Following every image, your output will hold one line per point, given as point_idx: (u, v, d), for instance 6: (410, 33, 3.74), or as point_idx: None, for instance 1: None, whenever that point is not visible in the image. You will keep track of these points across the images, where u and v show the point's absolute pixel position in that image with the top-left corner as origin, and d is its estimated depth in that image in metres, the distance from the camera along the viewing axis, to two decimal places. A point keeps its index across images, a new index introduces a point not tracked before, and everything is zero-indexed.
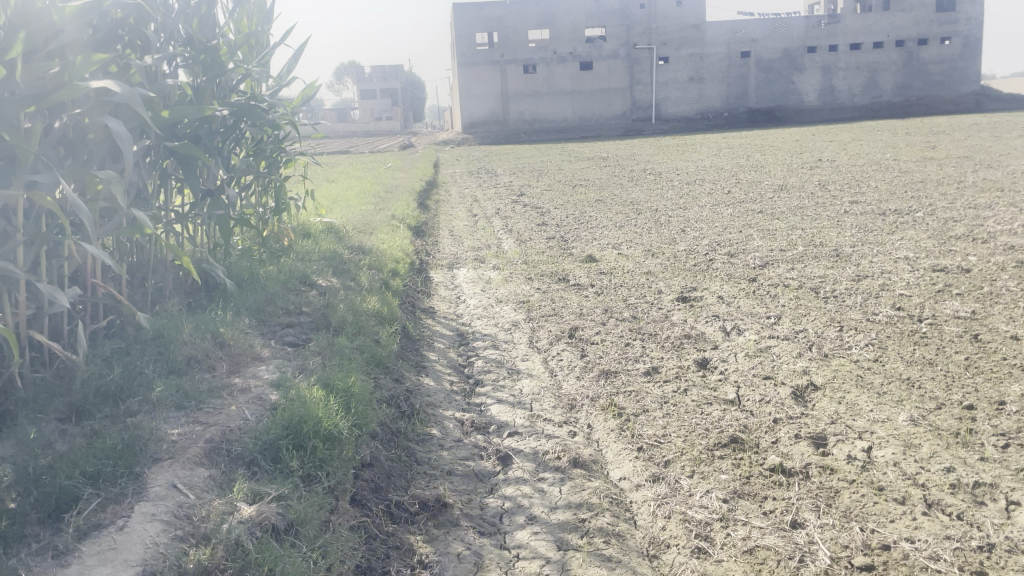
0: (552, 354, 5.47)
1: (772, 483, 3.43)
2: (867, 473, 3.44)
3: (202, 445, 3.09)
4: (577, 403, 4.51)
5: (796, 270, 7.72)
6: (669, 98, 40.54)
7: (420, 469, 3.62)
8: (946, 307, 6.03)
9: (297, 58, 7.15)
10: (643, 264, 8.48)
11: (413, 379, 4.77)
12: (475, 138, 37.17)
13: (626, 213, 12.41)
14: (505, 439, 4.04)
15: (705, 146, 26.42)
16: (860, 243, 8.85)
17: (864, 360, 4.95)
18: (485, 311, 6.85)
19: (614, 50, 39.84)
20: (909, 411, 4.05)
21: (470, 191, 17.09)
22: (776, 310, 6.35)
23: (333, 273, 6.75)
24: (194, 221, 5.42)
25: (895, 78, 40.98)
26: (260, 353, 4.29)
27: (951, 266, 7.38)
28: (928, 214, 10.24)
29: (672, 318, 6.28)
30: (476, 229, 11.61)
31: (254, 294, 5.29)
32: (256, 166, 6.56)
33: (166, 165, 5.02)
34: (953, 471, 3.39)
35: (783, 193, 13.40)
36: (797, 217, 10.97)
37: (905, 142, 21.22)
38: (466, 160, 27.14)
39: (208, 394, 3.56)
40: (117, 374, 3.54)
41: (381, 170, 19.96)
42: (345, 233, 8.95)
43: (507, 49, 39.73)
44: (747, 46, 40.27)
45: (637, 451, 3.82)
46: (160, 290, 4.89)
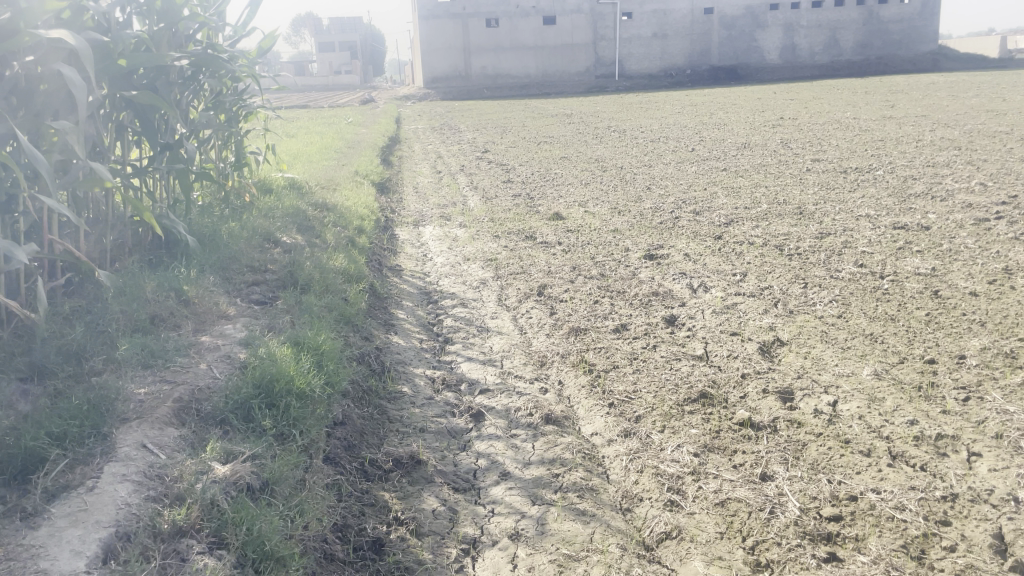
0: (522, 311, 5.46)
1: (741, 437, 3.49)
2: (833, 427, 3.51)
3: (172, 405, 3.03)
4: (547, 360, 4.53)
5: (760, 228, 7.79)
6: (632, 55, 40.30)
7: (393, 427, 3.60)
8: (907, 264, 6.14)
9: (256, 7, 6.91)
10: (610, 222, 8.48)
11: (382, 338, 4.73)
12: (437, 93, 36.63)
13: (591, 170, 12.37)
14: (477, 396, 4.04)
15: (669, 104, 26.39)
16: (822, 201, 8.96)
17: (828, 316, 5.03)
18: (453, 268, 6.81)
19: (578, 5, 39.42)
20: (873, 365, 4.14)
21: (434, 147, 16.91)
22: (742, 267, 6.41)
23: (297, 230, 6.64)
24: (153, 176, 5.25)
25: (857, 36, 41.17)
26: (226, 311, 4.21)
27: (911, 223, 7.50)
28: (888, 172, 10.38)
29: (640, 276, 6.30)
30: (441, 186, 11.50)
31: (218, 251, 5.18)
32: (216, 119, 6.36)
33: (123, 116, 4.84)
34: (917, 424, 3.47)
35: (745, 151, 13.48)
36: (761, 174, 11.06)
37: (865, 101, 21.43)
38: (428, 116, 26.81)
39: (175, 352, 3.48)
40: (79, 333, 3.44)
41: (342, 125, 19.64)
42: (308, 189, 8.79)
43: (469, 3, 39.10)
44: (711, 2, 40.06)
45: (609, 406, 3.85)
46: (119, 245, 4.76)
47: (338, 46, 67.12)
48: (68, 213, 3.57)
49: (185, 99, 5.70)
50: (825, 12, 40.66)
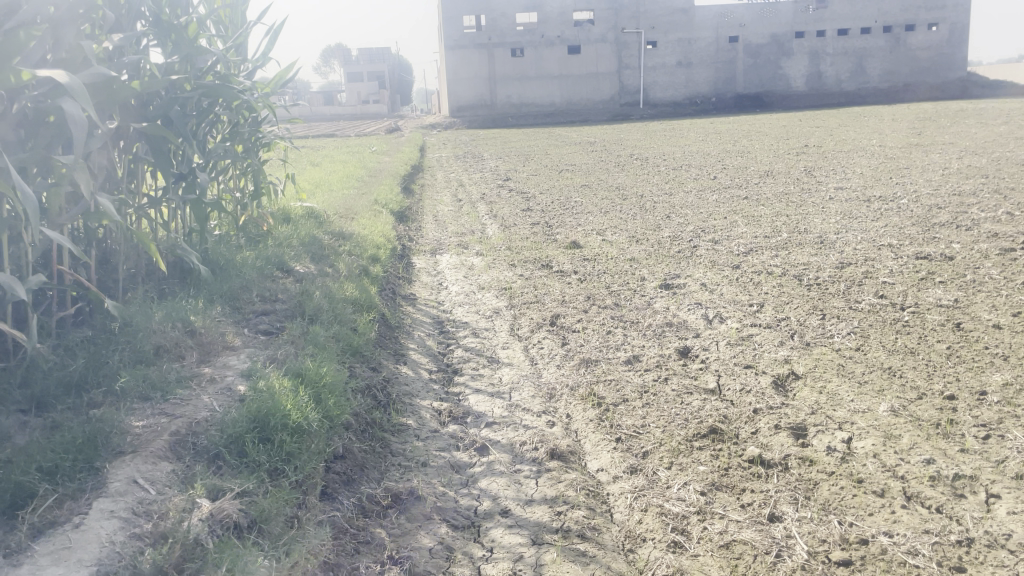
0: (533, 342, 5.41)
1: (750, 475, 3.39)
2: (846, 465, 3.41)
3: (167, 438, 3.01)
4: (556, 393, 4.46)
5: (780, 257, 7.69)
6: (657, 83, 40.43)
7: (395, 460, 3.56)
8: (929, 295, 6.01)
9: (275, 40, 7.00)
10: (627, 251, 8.42)
11: (390, 369, 4.69)
12: (461, 122, 36.93)
13: (611, 199, 12.33)
14: (482, 429, 3.98)
15: (694, 132, 26.40)
16: (843, 230, 8.84)
17: (845, 348, 4.92)
18: (467, 297, 6.79)
19: (602, 34, 39.68)
20: (890, 401, 4.02)
21: (456, 175, 17.00)
22: (759, 297, 6.31)
23: (311, 259, 6.66)
24: (166, 206, 5.32)
25: (883, 64, 40.95)
26: (231, 342, 4.20)
27: (935, 253, 7.36)
28: (913, 201, 10.24)
29: (655, 306, 6.23)
30: (460, 214, 11.53)
31: (229, 280, 5.19)
32: (232, 149, 6.42)
33: (135, 147, 4.90)
34: (933, 463, 3.35)
35: (767, 179, 13.37)
36: (782, 203, 10.95)
37: (891, 128, 21.26)
38: (453, 145, 26.98)
39: (177, 385, 3.48)
40: (81, 364, 3.45)
41: (366, 154, 19.82)
42: (326, 218, 8.85)
43: (495, 32, 39.53)
44: (736, 31, 40.18)
45: (616, 441, 3.78)
46: (132, 275, 4.81)
47: (365, 76, 68.12)
48: (68, 246, 3.62)
49: (200, 130, 5.77)
50: (851, 39, 40.54)
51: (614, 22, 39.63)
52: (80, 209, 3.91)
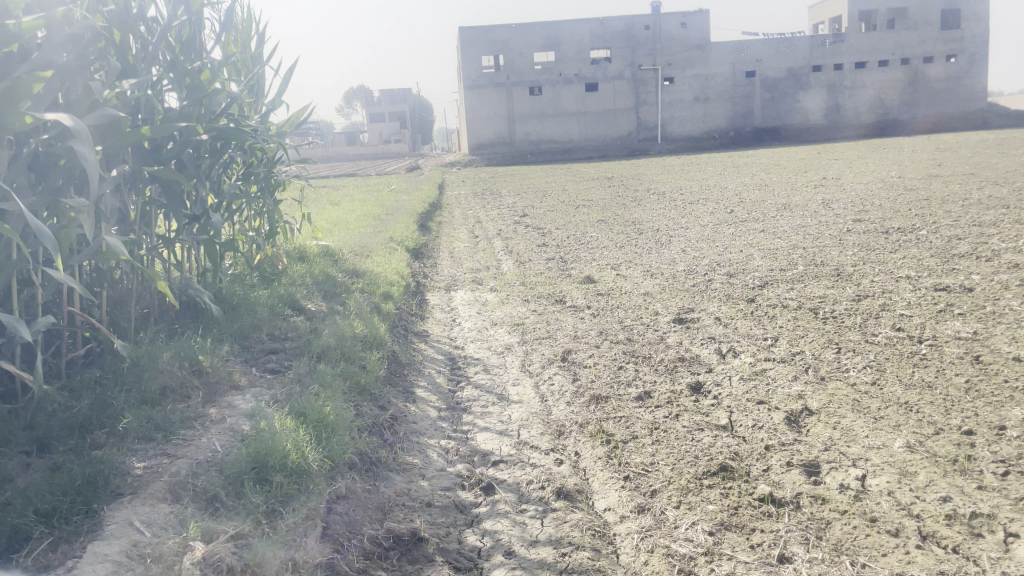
0: (544, 378, 5.37)
1: (761, 514, 3.32)
2: (860, 503, 3.32)
3: (167, 480, 3.02)
4: (565, 430, 4.41)
5: (795, 290, 7.62)
6: (674, 118, 40.63)
7: (399, 500, 3.52)
8: (947, 328, 5.90)
9: (288, 82, 7.14)
10: (641, 285, 8.38)
11: (398, 407, 4.67)
12: (480, 160, 37.26)
13: (627, 233, 12.32)
14: (489, 468, 3.94)
15: (712, 165, 26.39)
16: (861, 262, 8.75)
17: (861, 383, 4.82)
18: (479, 333, 6.77)
19: (619, 71, 39.97)
20: (906, 437, 3.92)
21: (474, 212, 17.10)
22: (774, 331, 6.24)
23: (323, 297, 6.69)
24: (179, 247, 5.39)
25: (902, 95, 40.90)
26: (238, 382, 4.22)
27: (954, 285, 7.26)
28: (932, 232, 10.12)
29: (668, 340, 6.18)
30: (476, 250, 11.56)
31: (240, 320, 5.22)
32: (246, 190, 6.50)
33: (147, 190, 4.98)
34: (950, 501, 3.26)
35: (785, 212, 13.30)
36: (799, 235, 10.88)
37: (911, 160, 21.13)
38: (471, 182, 27.16)
39: (180, 426, 3.49)
40: (86, 404, 3.48)
41: (384, 193, 20.01)
42: (341, 256, 8.91)
43: (513, 72, 40.05)
44: (753, 66, 40.37)
45: (624, 480, 3.72)
46: (144, 316, 4.86)
47: (386, 116, 69.09)
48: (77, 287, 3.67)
49: (214, 171, 5.85)
50: (869, 72, 40.57)
51: (631, 59, 39.89)
52: (90, 250, 3.97)
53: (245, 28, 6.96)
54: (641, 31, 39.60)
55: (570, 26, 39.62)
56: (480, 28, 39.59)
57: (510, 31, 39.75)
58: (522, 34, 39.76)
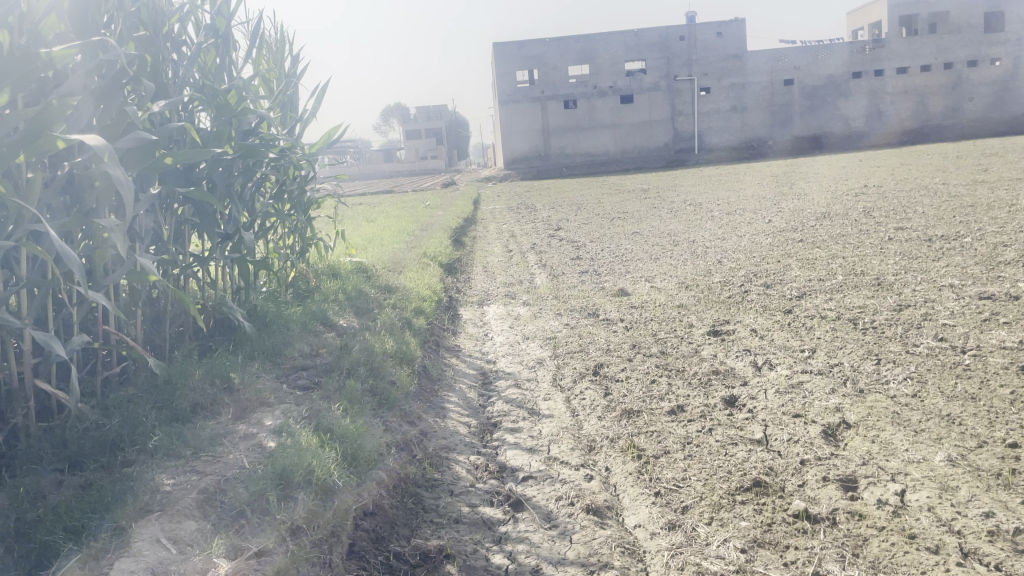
0: (575, 392, 5.32)
1: (795, 530, 3.24)
2: (899, 519, 3.22)
3: (194, 497, 3.05)
4: (596, 445, 4.35)
5: (834, 301, 7.47)
6: (711, 128, 40.33)
7: (427, 517, 3.51)
8: (992, 337, 5.73)
9: (320, 101, 7.24)
10: (676, 297, 8.29)
11: (428, 422, 4.67)
12: (516, 174, 37.37)
13: (662, 245, 12.22)
14: (517, 484, 3.91)
15: (749, 175, 26.10)
16: (902, 271, 8.55)
17: (901, 395, 4.69)
18: (512, 348, 6.75)
19: (654, 82, 39.84)
20: (947, 450, 3.80)
21: (508, 226, 17.12)
22: (811, 343, 6.11)
23: (356, 313, 6.73)
24: (212, 265, 5.47)
25: (945, 101, 40.10)
26: (268, 398, 4.25)
27: (999, 293, 7.06)
28: (976, 239, 9.87)
29: (702, 353, 6.09)
30: (510, 265, 11.56)
31: (273, 337, 5.27)
32: (279, 208, 6.59)
33: (180, 209, 5.08)
34: (993, 516, 3.15)
35: (824, 221, 13.08)
36: (839, 245, 10.68)
37: (955, 166, 20.64)
38: (506, 196, 27.20)
39: (210, 443, 3.54)
40: (117, 421, 3.54)
41: (419, 209, 20.16)
42: (375, 272, 8.97)
43: (548, 86, 40.19)
44: (790, 74, 39.94)
45: (655, 496, 3.66)
46: (179, 334, 4.94)
47: (422, 132, 69.71)
48: (109, 306, 3.74)
49: (246, 190, 5.94)
50: (909, 78, 39.87)
51: (665, 70, 39.75)
52: (124, 269, 4.06)
53: (278, 49, 7.09)
54: (675, 42, 39.51)
55: (604, 39, 39.72)
56: (514, 43, 39.83)
57: (544, 45, 39.93)
58: (556, 48, 39.89)
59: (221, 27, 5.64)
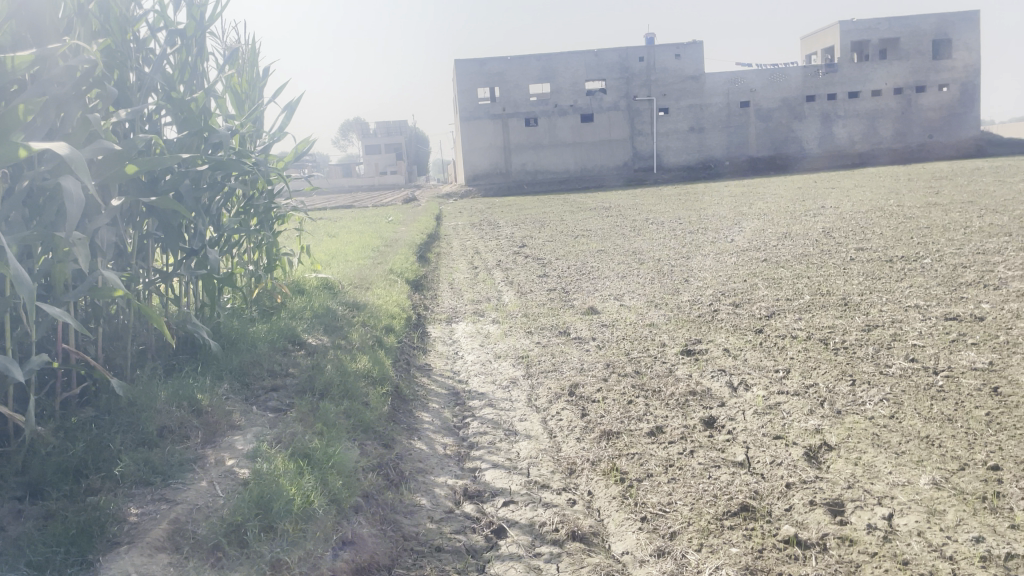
0: (551, 413, 5.22)
1: (786, 557, 3.19)
2: (889, 545, 3.19)
3: (165, 527, 2.91)
4: (576, 468, 4.26)
5: (803, 320, 7.51)
6: (670, 148, 40.88)
7: (407, 545, 3.38)
8: (962, 358, 5.78)
9: (290, 114, 7.10)
10: (646, 316, 8.26)
11: (403, 444, 4.54)
12: (477, 191, 37.35)
13: (628, 263, 12.23)
14: (499, 509, 3.80)
15: (708, 195, 26.39)
16: (867, 291, 8.66)
17: (879, 417, 4.68)
18: (483, 367, 6.64)
19: (614, 102, 40.28)
20: (931, 473, 3.79)
21: (472, 242, 17.05)
22: (785, 363, 6.11)
23: (325, 331, 6.56)
24: (177, 280, 5.27)
25: (896, 125, 41.19)
26: (237, 421, 4.09)
27: (964, 314, 7.16)
28: (936, 260, 10.04)
29: (677, 373, 6.05)
30: (476, 281, 11.46)
31: (240, 355, 5.10)
32: (246, 222, 6.40)
33: (144, 223, 4.89)
34: (983, 541, 3.13)
35: (786, 241, 13.24)
36: (802, 264, 10.79)
37: (908, 188, 21.12)
38: (468, 212, 27.09)
39: (179, 468, 3.38)
40: (81, 446, 3.37)
41: (381, 224, 19.97)
42: (342, 289, 8.79)
43: (509, 103, 40.35)
44: (747, 96, 40.67)
45: (642, 521, 3.57)
46: (141, 352, 4.74)
47: (383, 147, 69.41)
48: (72, 326, 3.53)
49: (214, 204, 5.76)
50: (862, 102, 40.89)
51: (626, 90, 40.19)
52: (87, 286, 3.90)
53: (248, 60, 6.94)
54: (636, 63, 40.00)
55: (565, 59, 40.03)
56: (476, 61, 39.95)
57: (506, 63, 40.10)
58: (517, 67, 40.05)
59: (193, 34, 5.48)
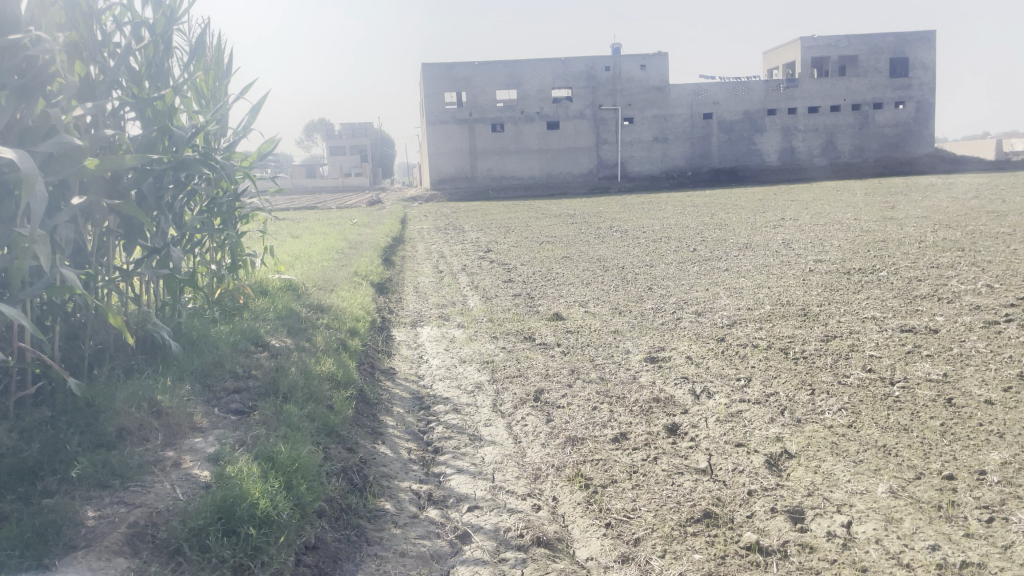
0: (516, 418, 5.22)
1: (748, 564, 3.23)
2: (848, 552, 3.25)
3: (124, 531, 2.86)
4: (541, 473, 4.27)
5: (764, 330, 7.62)
6: (634, 157, 41.29)
7: (371, 550, 3.36)
8: (918, 369, 5.92)
9: (256, 113, 7.01)
10: (611, 323, 8.32)
11: (367, 449, 4.50)
12: (442, 194, 37.28)
13: (593, 270, 12.31)
14: (464, 514, 3.79)
15: (670, 204, 26.65)
16: (826, 302, 8.82)
17: (837, 426, 4.77)
18: (448, 371, 6.62)
19: (580, 110, 40.58)
20: (888, 482, 3.87)
21: (437, 246, 17.01)
22: (746, 371, 6.20)
23: (288, 333, 6.48)
24: (138, 279, 5.17)
25: (853, 140, 42.09)
26: (199, 423, 4.02)
27: (919, 326, 7.33)
28: (892, 274, 10.27)
29: (641, 380, 6.10)
30: (441, 286, 11.43)
31: (201, 356, 5.01)
32: (209, 222, 6.31)
33: (105, 221, 4.80)
34: (938, 549, 3.21)
35: (747, 251, 13.43)
36: (763, 275, 10.96)
37: (866, 203, 21.56)
38: (433, 216, 26.98)
39: (138, 470, 3.32)
40: (36, 448, 3.29)
41: (346, 226, 19.78)
42: (305, 290, 8.71)
43: (476, 108, 40.37)
44: (710, 108, 41.24)
45: (606, 527, 3.59)
46: (98, 351, 4.64)
47: (347, 149, 68.87)
48: (30, 324, 3.45)
49: (177, 202, 5.66)
50: (821, 117, 41.71)
51: (591, 99, 40.50)
52: (45, 283, 3.82)
53: (214, 58, 6.85)
54: (601, 72, 40.33)
55: (532, 66, 40.18)
56: (443, 65, 39.91)
57: (473, 68, 40.12)
58: (484, 72, 40.09)
59: (160, 30, 5.40)
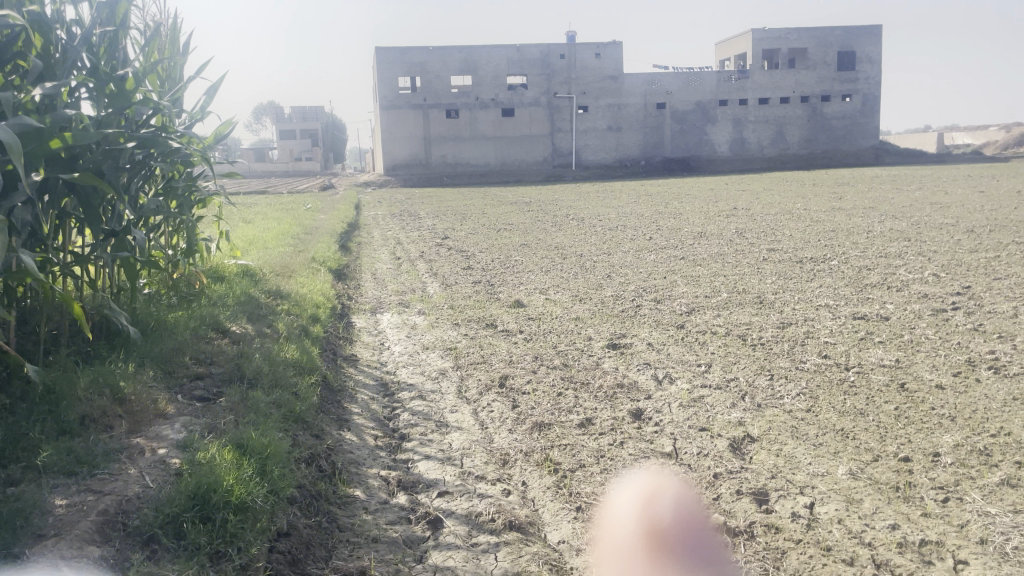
0: (482, 404, 5.23)
1: (717, 544, 3.30)
2: (812, 532, 3.35)
3: (94, 520, 2.81)
4: (510, 459, 4.29)
5: (722, 317, 7.75)
6: (589, 146, 41.48)
7: (343, 536, 3.34)
8: (871, 356, 6.08)
9: (213, 95, 6.86)
10: (571, 310, 8.37)
11: (334, 435, 4.47)
12: (396, 180, 36.97)
13: (551, 258, 12.35)
14: (434, 499, 3.79)
15: (625, 194, 26.88)
16: (780, 290, 9.01)
17: (796, 410, 4.88)
18: (411, 358, 6.59)
19: (535, 98, 40.66)
20: (848, 464, 3.98)
21: (393, 233, 16.88)
22: (706, 357, 6.31)
23: (248, 319, 6.39)
24: (95, 262, 5.04)
25: (802, 132, 42.89)
26: (164, 410, 3.95)
27: (870, 314, 7.53)
28: (843, 262, 10.52)
29: (604, 366, 6.16)
30: (400, 272, 11.36)
31: (162, 341, 4.92)
32: (166, 205, 6.17)
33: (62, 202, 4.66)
34: (898, 528, 3.32)
35: (702, 240, 13.62)
36: (718, 263, 11.14)
37: (816, 193, 22.03)
38: (387, 203, 26.71)
39: (105, 458, 3.26)
40: None
41: (299, 211, 19.51)
42: (262, 276, 8.58)
43: (430, 94, 40.06)
44: (663, 98, 41.67)
45: (577, 511, 3.63)
46: (54, 336, 4.52)
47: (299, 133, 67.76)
48: None
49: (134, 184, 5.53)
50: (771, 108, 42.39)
51: (546, 87, 40.57)
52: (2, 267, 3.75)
53: (170, 36, 6.68)
54: (556, 60, 40.45)
55: (487, 52, 40.03)
56: (397, 49, 39.48)
57: (427, 53, 39.77)
58: (439, 58, 39.78)
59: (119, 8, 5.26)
